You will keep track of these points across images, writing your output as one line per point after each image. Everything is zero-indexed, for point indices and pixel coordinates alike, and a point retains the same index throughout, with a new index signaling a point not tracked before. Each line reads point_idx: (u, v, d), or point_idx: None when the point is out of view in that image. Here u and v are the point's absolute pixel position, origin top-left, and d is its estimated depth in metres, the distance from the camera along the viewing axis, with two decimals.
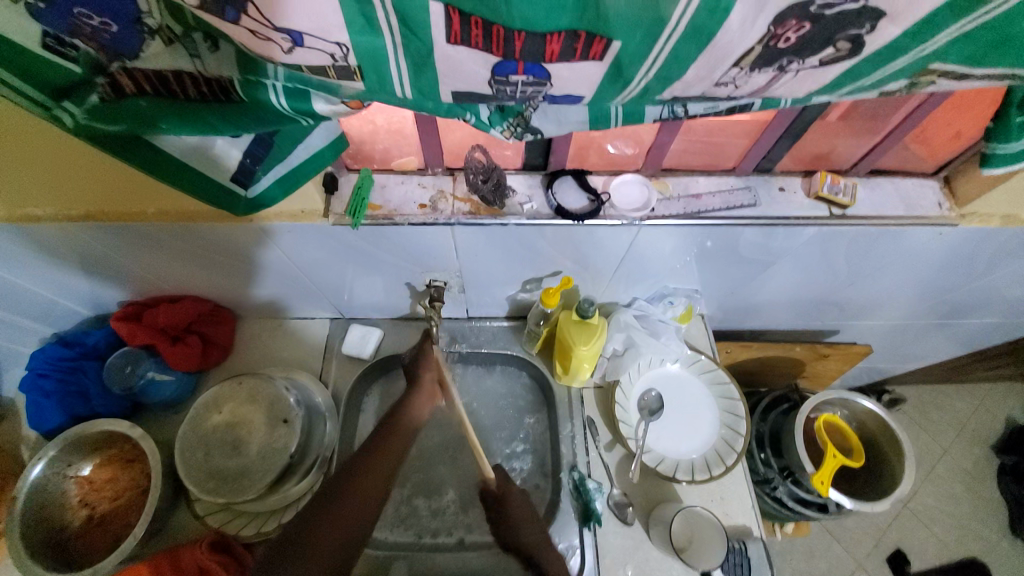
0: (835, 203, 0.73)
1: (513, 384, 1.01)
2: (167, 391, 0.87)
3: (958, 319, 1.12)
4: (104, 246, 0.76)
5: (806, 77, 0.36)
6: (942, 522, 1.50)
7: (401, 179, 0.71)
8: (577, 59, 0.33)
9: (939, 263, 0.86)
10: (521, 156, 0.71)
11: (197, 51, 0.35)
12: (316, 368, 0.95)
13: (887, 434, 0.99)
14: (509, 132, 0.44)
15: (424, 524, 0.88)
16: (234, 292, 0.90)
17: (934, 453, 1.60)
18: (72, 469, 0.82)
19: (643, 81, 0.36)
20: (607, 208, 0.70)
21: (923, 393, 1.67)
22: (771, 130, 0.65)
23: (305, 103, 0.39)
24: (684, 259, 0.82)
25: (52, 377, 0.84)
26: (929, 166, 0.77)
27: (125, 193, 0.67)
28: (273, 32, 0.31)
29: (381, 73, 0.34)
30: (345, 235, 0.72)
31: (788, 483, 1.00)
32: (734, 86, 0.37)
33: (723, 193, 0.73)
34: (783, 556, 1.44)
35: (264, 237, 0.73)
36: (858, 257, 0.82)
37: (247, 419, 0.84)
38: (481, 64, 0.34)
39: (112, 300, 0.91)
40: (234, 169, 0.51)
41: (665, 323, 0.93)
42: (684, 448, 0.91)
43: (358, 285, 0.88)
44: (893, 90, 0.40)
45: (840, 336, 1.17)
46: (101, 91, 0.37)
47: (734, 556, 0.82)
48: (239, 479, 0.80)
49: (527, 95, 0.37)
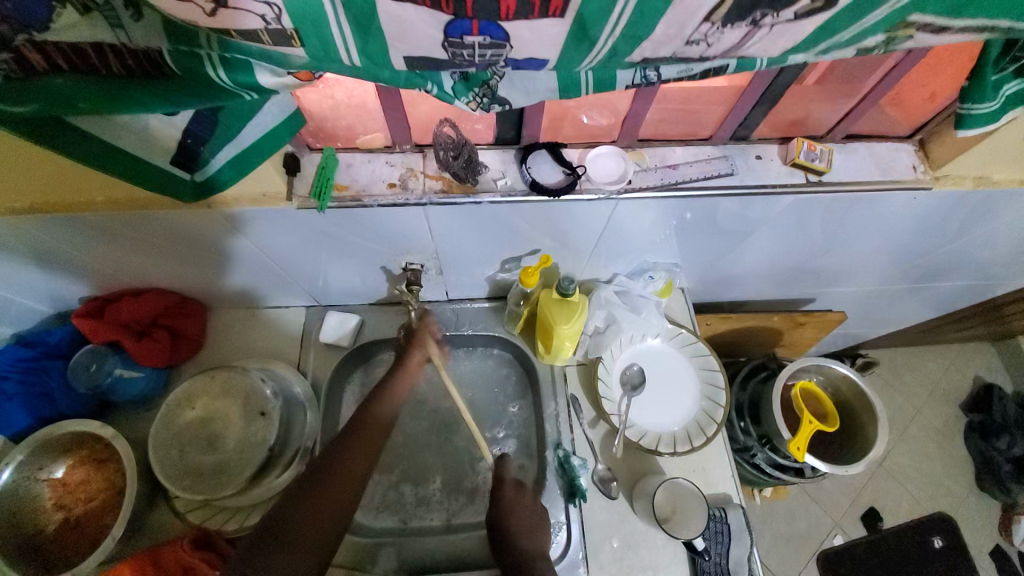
0: (811, 171, 0.72)
1: (495, 365, 1.01)
2: (137, 387, 0.84)
3: (929, 282, 1.14)
4: (54, 239, 0.71)
5: (781, 34, 0.35)
6: (913, 478, 1.57)
7: (368, 158, 0.68)
8: (536, 17, 0.31)
9: (912, 229, 0.86)
10: (492, 130, 0.69)
11: (119, 20, 0.32)
12: (293, 358, 0.93)
13: (861, 397, 1.02)
14: (475, 103, 0.41)
15: (410, 509, 0.88)
16: (201, 283, 0.87)
17: (906, 412, 1.66)
18: (43, 472, 0.79)
19: (610, 41, 0.33)
20: (583, 182, 0.68)
21: (895, 355, 1.72)
22: (747, 96, 0.64)
23: (249, 75, 0.36)
24: (663, 233, 0.81)
25: (13, 380, 0.80)
26: (903, 130, 0.77)
27: (71, 182, 0.63)
28: None
29: (322, 37, 0.31)
30: (312, 219, 0.69)
31: (767, 449, 1.02)
32: (706, 43, 0.35)
33: (700, 163, 0.72)
34: (765, 518, 1.49)
35: (225, 225, 0.69)
36: (835, 225, 0.82)
37: (222, 414, 0.82)
38: (433, 25, 0.31)
39: (71, 297, 0.86)
40: (174, 149, 0.48)
41: (646, 298, 0.94)
42: (667, 420, 0.92)
43: (331, 271, 0.85)
44: (870, 47, 0.38)
45: (817, 304, 1.19)
46: (6, 69, 0.33)
47: (716, 523, 0.84)
48: (217, 474, 0.79)
49: (486, 60, 0.34)
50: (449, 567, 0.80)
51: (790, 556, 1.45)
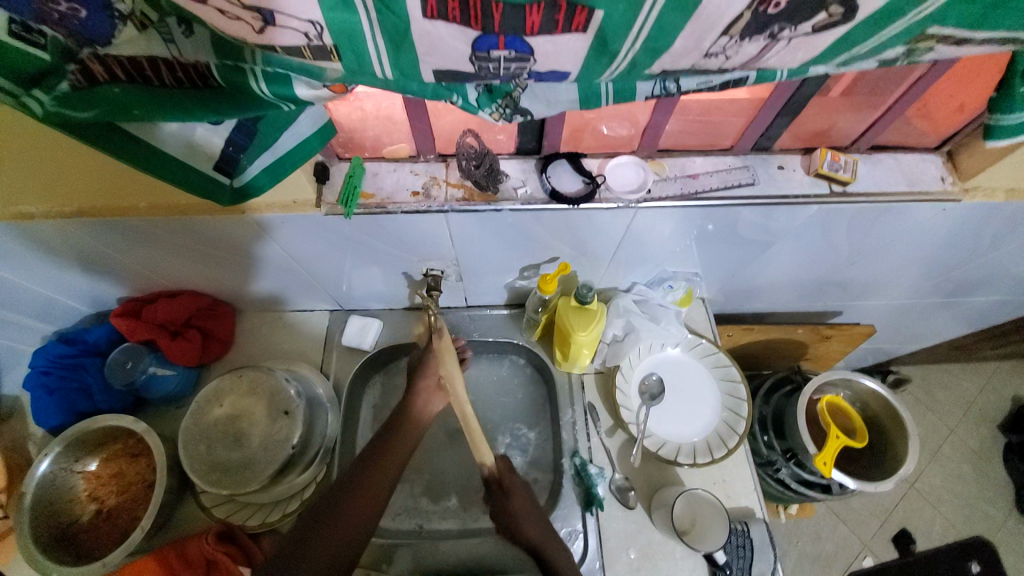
0: (835, 181, 0.71)
1: (513, 372, 1.02)
2: (169, 385, 0.88)
3: (962, 297, 1.11)
4: (100, 242, 0.75)
5: (799, 46, 0.35)
6: (947, 500, 1.50)
7: (394, 167, 0.71)
8: (559, 32, 0.32)
9: (943, 241, 0.84)
10: (514, 140, 0.70)
11: (171, 36, 0.34)
12: (316, 360, 0.96)
13: (890, 413, 0.99)
14: (498, 114, 0.43)
15: (426, 513, 0.89)
16: (232, 286, 0.90)
17: (939, 432, 1.60)
18: (78, 465, 0.83)
19: (630, 54, 0.34)
20: (603, 191, 0.69)
21: (927, 373, 1.66)
22: (769, 107, 0.64)
23: (287, 87, 0.38)
24: (684, 242, 0.81)
25: (54, 375, 0.85)
26: (931, 141, 0.75)
27: (117, 187, 0.67)
28: (245, 10, 0.30)
29: (357, 52, 0.33)
30: (338, 225, 0.71)
31: (791, 464, 1.00)
32: (725, 56, 0.35)
33: (721, 173, 0.72)
34: (789, 537, 1.45)
35: (258, 229, 0.72)
36: (860, 236, 0.81)
37: (248, 412, 0.84)
38: (461, 40, 0.33)
39: (112, 297, 0.91)
40: (217, 156, 0.50)
41: (665, 308, 0.93)
42: (686, 431, 0.91)
43: (356, 276, 0.88)
44: (891, 58, 0.39)
45: (842, 317, 1.16)
46: (72, 79, 0.36)
47: (737, 538, 0.81)
48: (242, 470, 0.81)
49: (511, 72, 0.36)
50: (466, 572, 0.81)
51: None
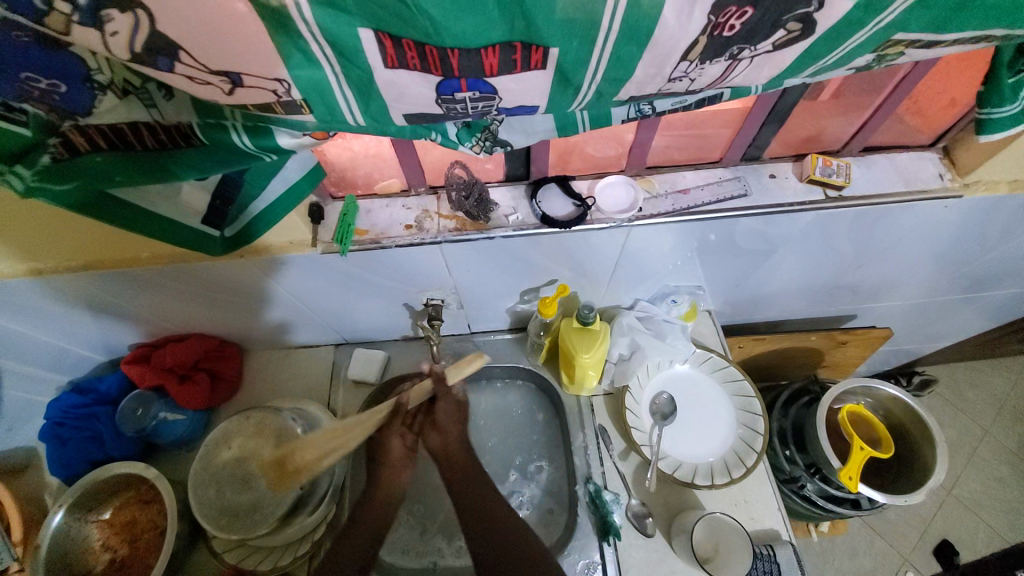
0: (830, 186, 0.71)
1: (520, 398, 1.00)
2: (178, 430, 0.89)
3: (981, 292, 1.07)
4: (107, 292, 0.77)
5: (762, 64, 0.35)
6: (989, 505, 1.42)
7: (387, 202, 0.71)
8: (519, 71, 0.33)
9: (951, 237, 0.82)
10: (503, 168, 0.71)
11: (153, 100, 0.36)
12: (323, 396, 0.96)
13: (915, 419, 0.95)
14: (479, 147, 0.44)
15: (440, 550, 0.87)
16: (238, 326, 0.92)
17: (973, 433, 1.53)
18: (92, 514, 0.83)
19: (593, 85, 0.35)
20: (594, 212, 0.69)
21: (955, 371, 1.60)
22: (753, 118, 0.64)
23: (269, 139, 0.39)
24: (683, 256, 0.80)
25: (69, 425, 0.86)
26: (925, 139, 0.75)
27: (121, 241, 0.69)
28: (213, 75, 0.31)
29: (328, 104, 0.34)
30: (335, 263, 0.72)
31: (816, 480, 0.96)
32: (689, 79, 0.36)
33: (713, 186, 0.71)
34: (823, 554, 1.38)
35: (257, 270, 0.73)
36: (864, 239, 0.80)
37: (255, 454, 0.83)
38: (425, 86, 0.34)
39: (122, 344, 0.92)
40: (205, 212, 0.52)
41: (671, 323, 0.92)
42: (701, 450, 0.88)
43: (358, 310, 0.89)
44: (862, 65, 0.39)
45: (857, 321, 1.13)
46: (53, 152, 0.37)
47: (764, 563, 0.77)
48: (251, 513, 0.80)
49: (479, 111, 0.37)
50: None
51: None
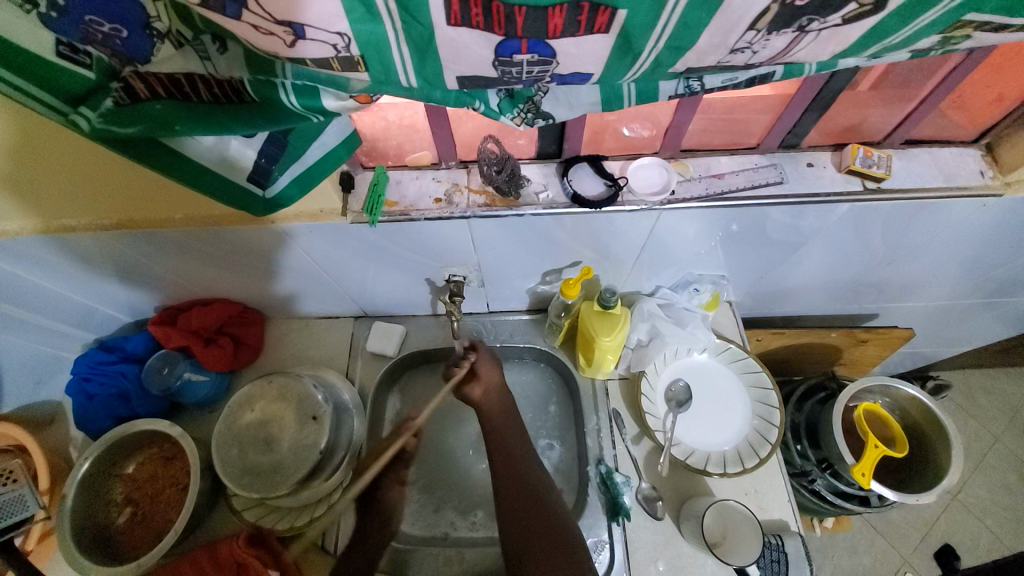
0: (869, 177, 0.69)
1: (534, 377, 1.02)
2: (202, 391, 0.91)
3: (1009, 297, 1.05)
4: (138, 253, 0.79)
5: (829, 38, 0.34)
6: (997, 514, 1.42)
7: (416, 174, 0.71)
8: (582, 33, 0.32)
9: (986, 238, 0.80)
10: (534, 145, 0.70)
11: (207, 53, 0.36)
12: (342, 366, 0.98)
13: (932, 421, 0.94)
14: (520, 118, 0.44)
15: (451, 522, 0.90)
16: (260, 293, 0.93)
17: (986, 440, 1.51)
18: (117, 468, 0.87)
19: (654, 53, 0.34)
20: (625, 193, 0.68)
21: (971, 378, 1.58)
22: (795, 104, 0.62)
23: (315, 99, 0.40)
24: (709, 244, 0.79)
25: (94, 381, 0.88)
26: (968, 134, 0.72)
27: (153, 200, 0.69)
28: (276, 25, 0.31)
29: (383, 62, 0.34)
30: (362, 233, 0.73)
31: (827, 475, 0.96)
32: (751, 51, 0.35)
33: (747, 173, 0.70)
34: (823, 551, 1.39)
35: (286, 239, 0.75)
36: (896, 235, 0.78)
37: (278, 417, 0.85)
38: (484, 46, 0.33)
39: (149, 306, 0.94)
40: (251, 169, 0.52)
41: (692, 312, 0.91)
42: (714, 439, 0.88)
43: (380, 283, 0.90)
44: (925, 47, 0.38)
45: (878, 320, 1.12)
46: (116, 96, 0.38)
47: (772, 552, 0.78)
48: (271, 474, 0.82)
49: (534, 76, 0.36)
50: None
51: None
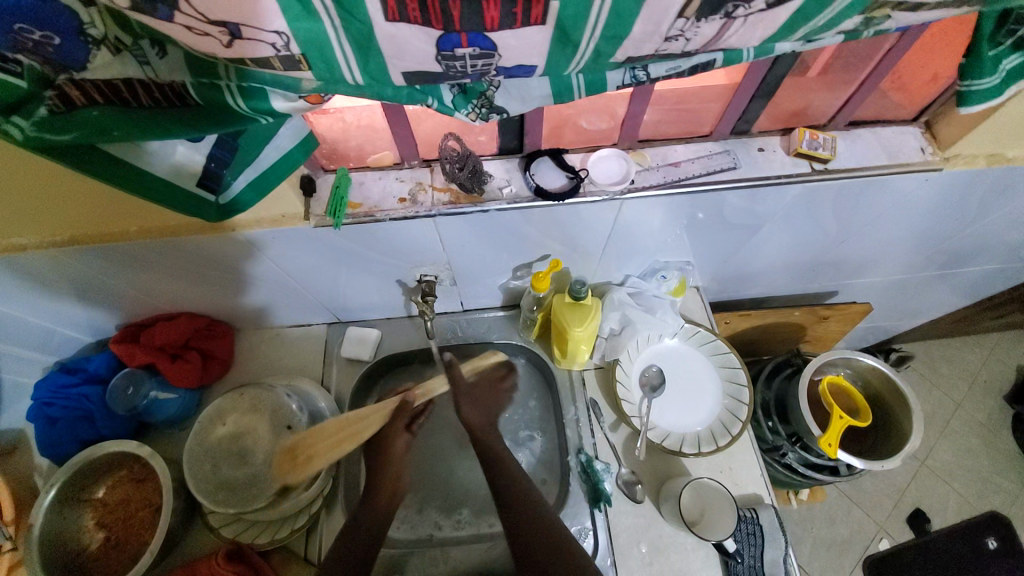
0: (816, 159, 0.72)
1: (512, 373, 1.03)
2: (171, 408, 0.88)
3: (958, 268, 1.10)
4: (96, 270, 0.76)
5: (757, 23, 0.36)
6: (960, 476, 1.50)
7: (379, 175, 0.71)
8: (519, 26, 0.33)
9: (931, 212, 0.85)
10: (496, 141, 0.71)
11: (146, 57, 0.36)
12: (317, 374, 0.97)
13: (891, 389, 0.99)
14: (475, 114, 0.44)
15: (436, 522, 0.90)
16: (227, 305, 0.91)
17: (947, 406, 1.59)
18: (86, 492, 0.83)
19: (592, 43, 0.35)
20: (587, 185, 0.70)
21: (931, 348, 1.66)
22: (742, 91, 0.65)
23: (264, 101, 0.39)
24: (675, 232, 0.82)
25: (57, 405, 0.85)
26: (908, 113, 0.76)
27: (106, 214, 0.67)
28: (211, 26, 0.31)
29: (326, 60, 0.34)
30: (328, 237, 0.72)
31: (798, 449, 0.99)
32: (685, 38, 0.36)
33: (703, 160, 0.72)
34: (803, 524, 1.44)
35: (250, 248, 0.74)
36: (847, 214, 0.82)
37: (251, 429, 0.84)
38: (424, 41, 0.34)
39: (111, 324, 0.91)
40: (200, 173, 0.50)
41: (660, 299, 0.94)
42: (688, 420, 0.91)
43: (352, 288, 0.89)
44: (851, 28, 0.40)
45: (839, 297, 1.16)
46: (50, 104, 0.36)
47: (747, 525, 0.81)
48: (248, 488, 0.80)
49: (478, 69, 0.37)
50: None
51: (832, 564, 1.40)
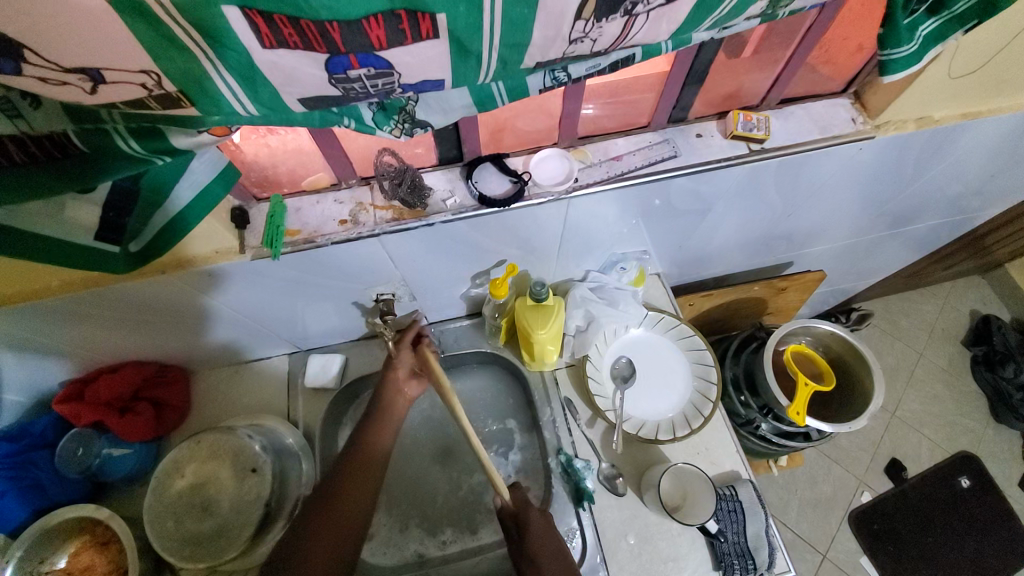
0: (752, 140, 0.73)
1: (486, 381, 1.01)
2: (127, 464, 0.84)
3: (904, 227, 1.15)
4: (24, 328, 0.70)
5: (659, 18, 0.36)
6: (928, 422, 1.57)
7: (316, 199, 0.68)
8: (410, 42, 0.32)
9: (871, 178, 0.87)
10: (434, 152, 0.70)
11: (18, 110, 0.32)
12: (283, 409, 0.93)
13: (852, 351, 1.02)
14: (398, 130, 0.43)
15: (423, 541, 0.88)
16: (179, 348, 0.86)
17: (910, 357, 1.66)
18: (45, 565, 0.76)
19: (494, 53, 0.35)
20: (531, 187, 0.69)
21: (888, 304, 1.73)
22: (673, 79, 0.65)
23: (161, 141, 0.38)
24: (629, 223, 0.82)
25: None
26: (837, 86, 0.78)
27: (19, 272, 0.62)
28: (68, 74, 0.29)
29: (211, 95, 0.33)
30: (270, 268, 0.69)
31: (770, 419, 1.01)
32: (590, 39, 0.36)
33: (643, 151, 0.73)
34: (788, 488, 1.48)
35: (193, 289, 0.70)
36: (790, 188, 0.84)
37: (213, 477, 0.80)
38: (314, 66, 0.32)
39: (51, 383, 0.85)
40: (97, 226, 0.48)
41: (622, 290, 0.94)
42: (662, 407, 0.92)
43: (309, 316, 0.86)
44: (761, 12, 0.41)
45: (795, 267, 1.20)
46: None
47: (728, 503, 0.82)
48: (217, 539, 0.77)
49: (380, 89, 0.36)
50: None
51: (820, 522, 1.45)
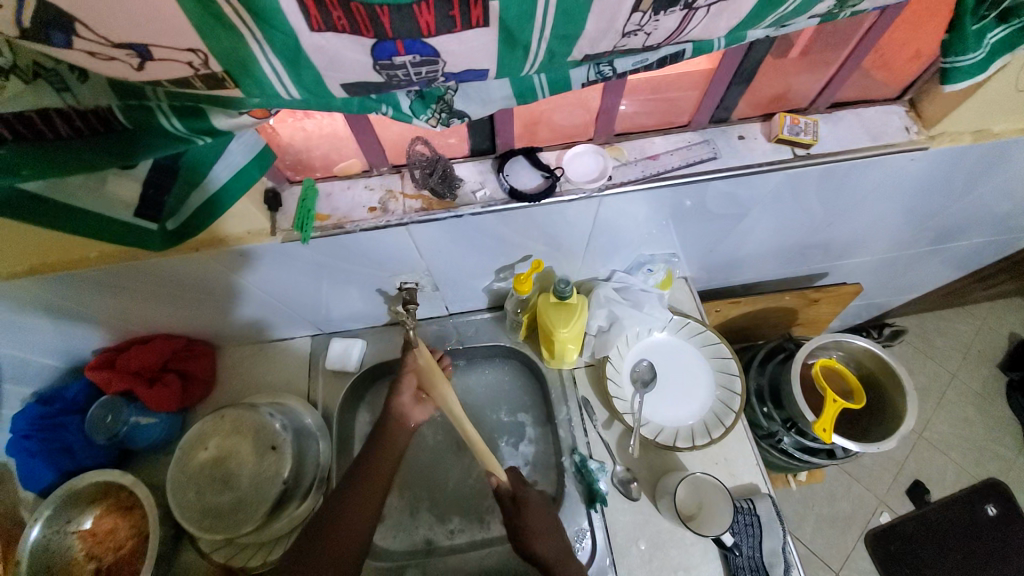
0: (797, 145, 0.70)
1: (503, 375, 1.01)
2: (153, 433, 0.86)
3: (948, 242, 1.09)
4: (65, 296, 0.73)
5: (718, 13, 0.34)
6: (957, 446, 1.51)
7: (347, 185, 0.69)
8: (460, 28, 0.31)
9: (919, 190, 0.83)
10: (467, 142, 0.69)
11: (64, 83, 0.34)
12: (303, 389, 0.94)
13: (884, 369, 0.98)
14: (435, 119, 0.42)
15: (432, 529, 0.89)
16: (208, 323, 0.88)
17: (943, 378, 1.59)
18: (71, 525, 0.80)
19: (543, 44, 0.34)
20: (563, 183, 0.68)
21: (923, 321, 1.66)
22: (720, 77, 0.62)
23: (202, 120, 0.38)
24: (659, 224, 0.80)
25: (34, 438, 0.80)
26: (892, 91, 0.74)
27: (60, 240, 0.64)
28: (116, 49, 0.29)
29: (255, 76, 0.33)
30: (298, 251, 0.69)
31: (793, 434, 0.98)
32: (643, 33, 0.35)
33: (681, 151, 0.70)
34: (804, 503, 1.44)
35: (224, 268, 0.71)
36: (831, 197, 0.80)
37: (234, 452, 0.82)
38: (359, 51, 0.32)
39: (86, 350, 0.88)
40: (136, 203, 0.49)
41: (648, 292, 0.91)
42: (681, 414, 0.90)
43: (334, 299, 0.86)
44: (825, 10, 0.39)
45: (829, 278, 1.15)
46: None
47: (745, 517, 0.80)
48: (235, 513, 0.79)
49: (424, 77, 0.35)
50: None
51: (835, 540, 1.41)
